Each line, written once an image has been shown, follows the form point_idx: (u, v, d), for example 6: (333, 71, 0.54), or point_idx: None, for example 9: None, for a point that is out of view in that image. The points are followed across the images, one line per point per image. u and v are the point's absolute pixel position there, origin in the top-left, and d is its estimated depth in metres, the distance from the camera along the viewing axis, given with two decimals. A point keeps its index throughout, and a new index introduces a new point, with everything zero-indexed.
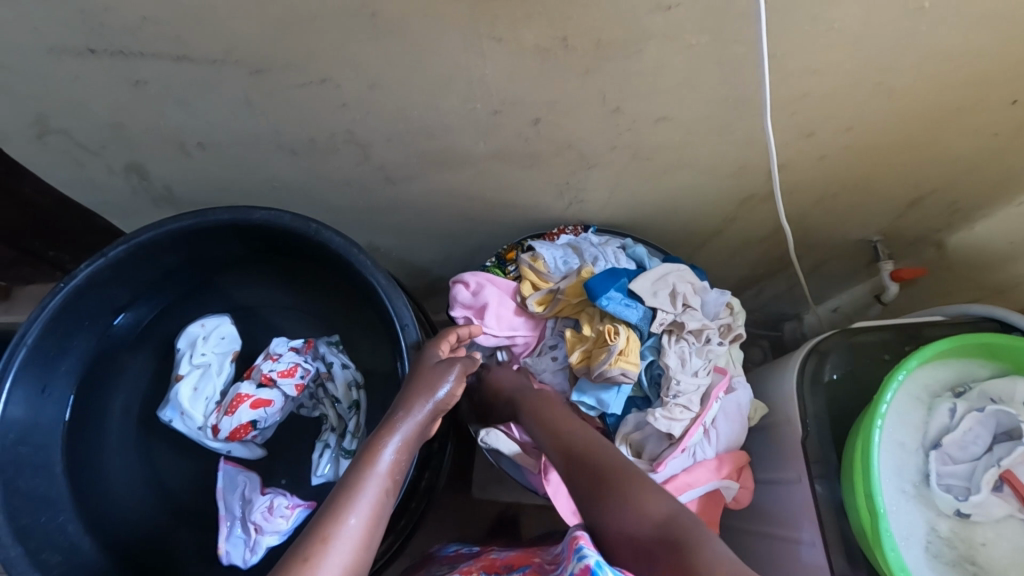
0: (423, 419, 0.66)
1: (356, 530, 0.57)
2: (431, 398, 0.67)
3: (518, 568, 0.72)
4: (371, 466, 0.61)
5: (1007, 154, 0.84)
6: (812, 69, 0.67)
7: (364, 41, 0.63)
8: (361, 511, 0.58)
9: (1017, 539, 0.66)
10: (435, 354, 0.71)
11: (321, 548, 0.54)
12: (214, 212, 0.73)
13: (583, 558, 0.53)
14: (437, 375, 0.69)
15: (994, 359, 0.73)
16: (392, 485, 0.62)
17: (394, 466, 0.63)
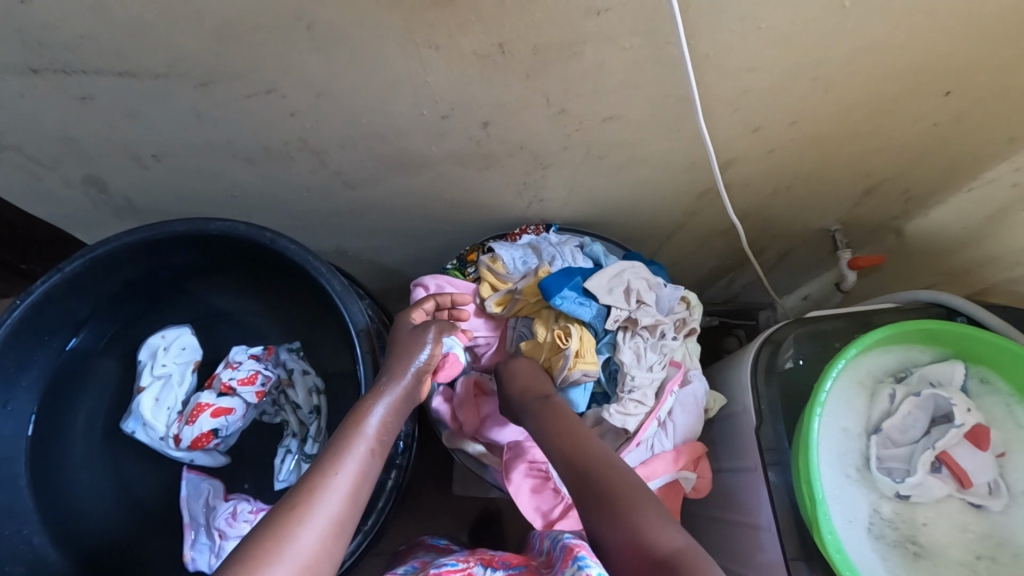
0: (408, 385, 0.69)
1: (346, 484, 0.58)
2: (413, 362, 0.70)
3: (515, 569, 0.66)
4: (358, 428, 0.63)
5: (954, 143, 0.85)
6: (749, 67, 0.68)
7: (305, 51, 0.63)
8: (350, 469, 0.59)
9: (954, 517, 0.68)
10: (408, 321, 0.76)
11: (308, 501, 0.56)
12: (172, 223, 0.73)
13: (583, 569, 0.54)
14: (414, 342, 0.72)
15: (935, 344, 0.75)
16: (379, 445, 0.63)
17: (382, 429, 0.64)
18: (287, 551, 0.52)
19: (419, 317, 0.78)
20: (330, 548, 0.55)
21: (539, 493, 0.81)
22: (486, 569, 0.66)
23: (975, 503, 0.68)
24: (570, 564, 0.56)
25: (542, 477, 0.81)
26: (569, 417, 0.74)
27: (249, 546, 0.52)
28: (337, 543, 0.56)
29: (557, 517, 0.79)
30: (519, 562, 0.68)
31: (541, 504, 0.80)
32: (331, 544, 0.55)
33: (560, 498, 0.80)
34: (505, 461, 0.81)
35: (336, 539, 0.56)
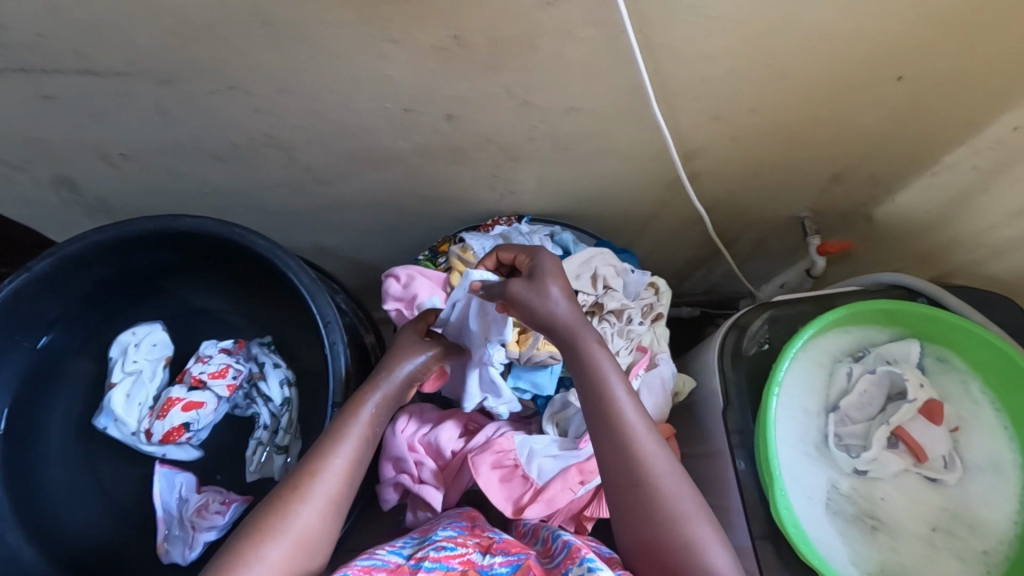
0: (401, 380, 0.73)
1: (340, 469, 0.65)
2: (407, 364, 0.73)
3: (514, 557, 0.62)
4: (355, 415, 0.68)
5: (914, 129, 0.86)
6: (702, 55, 0.70)
7: (263, 46, 0.64)
8: (345, 452, 0.65)
9: (911, 491, 0.70)
10: (413, 334, 0.77)
11: (306, 485, 0.63)
12: (139, 221, 0.74)
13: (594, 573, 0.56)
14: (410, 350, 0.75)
15: (892, 324, 0.76)
16: (373, 433, 0.69)
17: (375, 417, 0.69)
18: (285, 529, 0.60)
19: (424, 329, 0.78)
20: (324, 527, 0.62)
21: (508, 482, 0.80)
22: (483, 555, 0.62)
23: (931, 477, 0.70)
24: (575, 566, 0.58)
25: (510, 467, 0.80)
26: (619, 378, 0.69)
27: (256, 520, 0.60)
28: (332, 522, 0.63)
29: (527, 503, 0.78)
30: (520, 550, 0.63)
31: (511, 492, 0.79)
32: (327, 525, 0.62)
33: (530, 484, 0.79)
34: (471, 458, 0.81)
35: (331, 518, 0.63)
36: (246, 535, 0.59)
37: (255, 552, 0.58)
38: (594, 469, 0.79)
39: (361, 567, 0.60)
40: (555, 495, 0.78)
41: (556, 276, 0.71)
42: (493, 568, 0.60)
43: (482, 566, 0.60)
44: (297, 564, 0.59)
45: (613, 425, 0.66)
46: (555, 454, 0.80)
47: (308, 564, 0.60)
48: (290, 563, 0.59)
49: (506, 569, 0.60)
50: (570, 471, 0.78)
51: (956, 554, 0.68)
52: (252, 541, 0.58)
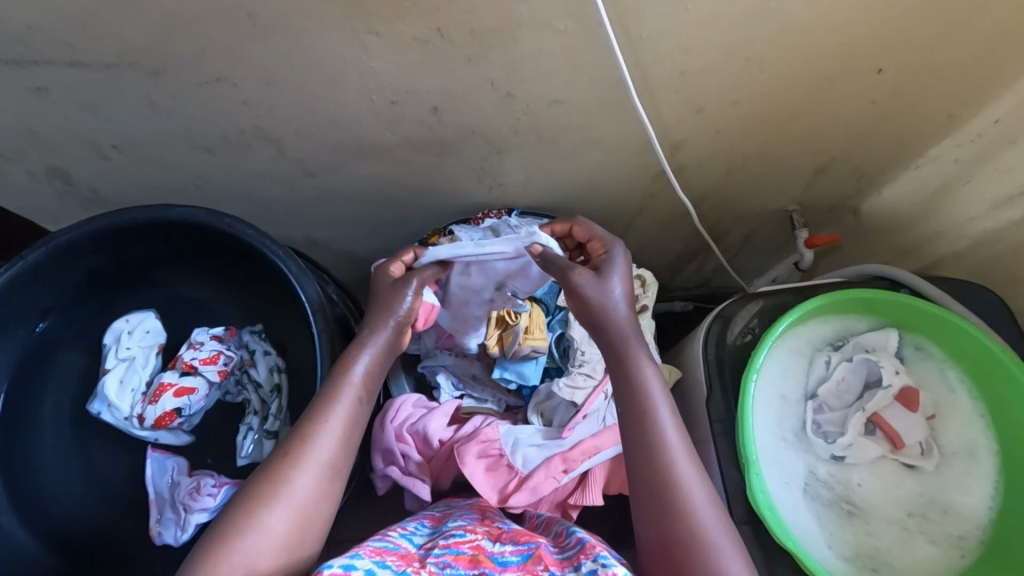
0: (390, 335, 0.72)
1: (335, 431, 0.65)
2: (392, 316, 0.72)
3: (524, 547, 0.61)
4: (346, 377, 0.68)
5: (895, 121, 0.87)
6: (681, 48, 0.71)
7: (248, 38, 0.66)
8: (339, 415, 0.66)
9: (887, 477, 0.72)
10: (387, 277, 0.76)
11: (301, 449, 0.63)
12: (130, 211, 0.76)
13: (609, 568, 0.55)
14: (392, 296, 0.74)
15: (871, 314, 0.77)
16: (365, 392, 0.69)
17: (367, 376, 0.69)
18: (285, 495, 0.60)
19: (398, 269, 0.77)
20: (323, 490, 0.63)
21: (494, 472, 0.81)
22: (493, 543, 0.62)
23: (907, 463, 0.72)
24: (588, 560, 0.58)
25: (495, 456, 0.82)
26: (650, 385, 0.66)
27: (256, 485, 0.61)
28: (332, 484, 0.64)
29: (512, 492, 0.79)
30: (529, 539, 0.63)
31: (497, 481, 0.80)
32: (324, 485, 0.63)
33: (514, 473, 0.80)
34: (458, 449, 0.82)
35: (330, 480, 0.64)
36: (245, 502, 0.60)
37: (257, 516, 0.59)
38: (577, 457, 0.80)
39: (373, 548, 0.59)
40: (539, 483, 0.79)
41: (620, 276, 0.72)
42: (504, 555, 0.59)
43: (493, 552, 0.59)
44: (300, 527, 0.60)
45: (641, 430, 0.64)
46: (539, 444, 0.82)
47: (309, 526, 0.61)
48: (293, 525, 0.60)
49: (516, 557, 0.59)
50: (553, 460, 0.80)
51: (930, 538, 0.69)
52: (251, 507, 0.59)
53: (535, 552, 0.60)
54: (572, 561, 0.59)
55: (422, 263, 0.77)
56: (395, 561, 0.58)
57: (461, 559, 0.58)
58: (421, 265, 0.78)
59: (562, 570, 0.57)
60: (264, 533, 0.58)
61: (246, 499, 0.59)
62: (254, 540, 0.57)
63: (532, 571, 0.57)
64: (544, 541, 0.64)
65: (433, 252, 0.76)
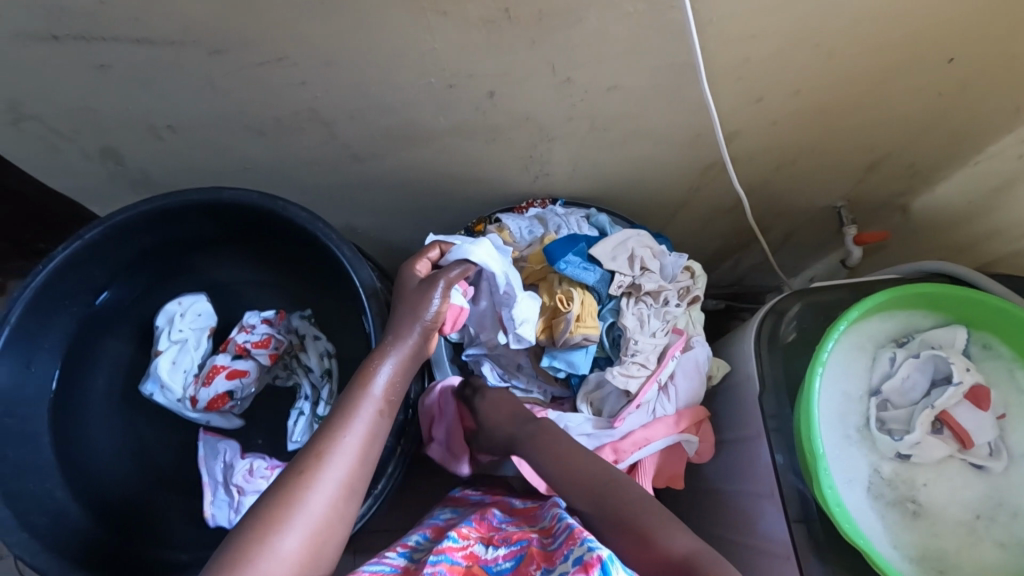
0: (415, 343, 0.70)
1: (352, 447, 0.62)
2: (418, 321, 0.70)
3: (517, 548, 0.61)
4: (366, 390, 0.66)
5: (959, 114, 0.85)
6: (751, 33, 0.69)
7: (314, 16, 0.65)
8: (357, 430, 0.63)
9: (954, 477, 0.69)
10: (412, 278, 0.72)
11: (318, 464, 0.60)
12: (185, 193, 0.75)
13: (593, 550, 0.52)
14: (420, 300, 0.70)
15: (937, 310, 0.75)
16: (386, 406, 0.67)
17: (387, 389, 0.67)
18: (299, 516, 0.57)
19: (424, 268, 0.74)
20: (339, 508, 0.60)
21: None
22: (486, 548, 0.61)
23: (976, 464, 0.69)
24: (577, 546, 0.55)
25: None
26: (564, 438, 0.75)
27: (268, 504, 0.57)
28: (347, 504, 0.61)
29: None
30: (521, 538, 0.63)
31: None
32: (341, 504, 0.60)
33: None
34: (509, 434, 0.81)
35: (346, 500, 0.61)
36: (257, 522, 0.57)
37: (271, 538, 0.55)
38: (628, 448, 0.80)
39: None
40: None
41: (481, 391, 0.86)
42: (498, 564, 0.59)
43: (486, 561, 0.59)
44: (314, 550, 0.57)
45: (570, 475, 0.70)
46: (588, 432, 0.81)
47: (325, 547, 0.58)
48: (306, 547, 0.57)
49: (510, 563, 0.59)
50: (604, 450, 0.80)
51: (999, 541, 0.67)
52: (264, 532, 0.55)
53: (529, 552, 0.59)
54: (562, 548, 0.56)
55: (450, 261, 0.74)
56: None
57: (455, 570, 0.57)
58: (447, 267, 0.73)
59: (553, 563, 0.55)
60: (278, 557, 0.54)
61: (255, 522, 0.55)
62: (269, 565, 0.54)
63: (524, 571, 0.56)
64: (539, 535, 0.63)
65: (461, 251, 0.74)
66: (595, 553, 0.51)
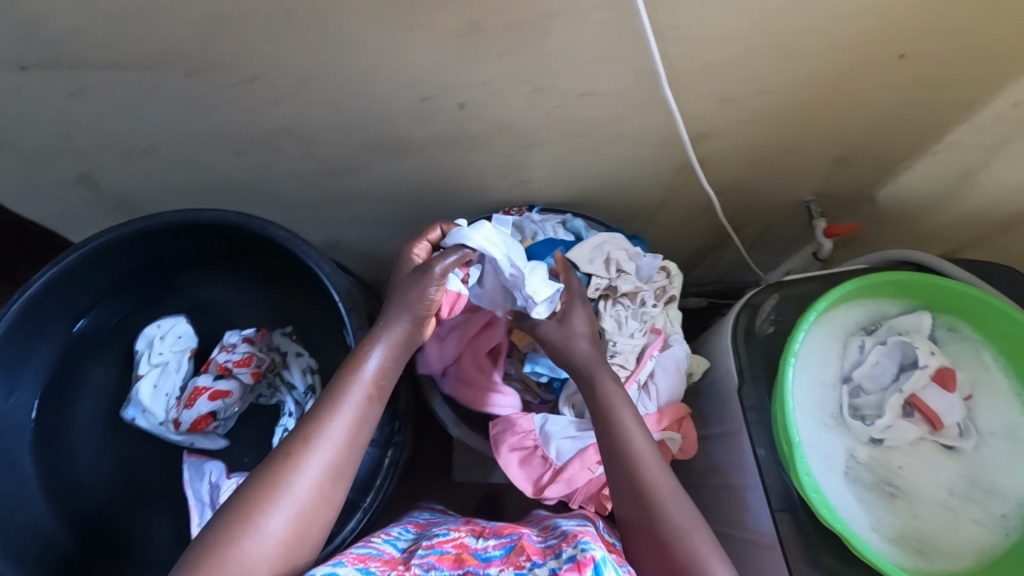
0: (407, 329, 0.70)
1: (339, 432, 0.63)
2: (412, 309, 0.71)
3: (507, 540, 0.61)
4: (356, 374, 0.66)
5: (918, 108, 0.88)
6: (712, 38, 0.71)
7: (284, 35, 0.66)
8: (344, 415, 0.64)
9: (928, 459, 0.71)
10: (408, 265, 0.74)
11: (304, 447, 0.61)
12: (164, 214, 0.75)
13: (587, 551, 0.55)
14: (416, 284, 0.71)
15: (902, 297, 0.78)
16: (376, 391, 0.67)
17: (379, 372, 0.68)
18: (284, 499, 0.58)
19: (422, 251, 0.76)
20: (325, 492, 0.61)
21: (527, 465, 0.82)
22: (477, 538, 0.62)
23: (947, 445, 0.71)
24: (571, 547, 0.57)
25: (529, 449, 0.82)
26: (618, 388, 0.72)
27: (252, 486, 0.59)
28: (334, 488, 0.62)
29: (547, 483, 0.81)
30: (512, 532, 0.63)
31: (531, 474, 0.82)
32: (327, 488, 0.61)
33: (548, 465, 0.81)
34: (494, 437, 0.84)
35: (333, 483, 0.62)
36: (243, 507, 0.58)
37: (256, 518, 0.57)
38: None
39: (357, 556, 0.60)
40: (574, 475, 0.79)
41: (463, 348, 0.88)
42: (488, 551, 0.59)
43: (476, 549, 0.60)
44: (299, 532, 0.59)
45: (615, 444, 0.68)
46: (573, 435, 0.82)
47: (308, 530, 0.59)
48: (291, 528, 0.58)
49: (500, 551, 0.59)
50: (588, 451, 0.80)
51: (973, 517, 0.69)
52: (248, 513, 0.57)
53: (518, 541, 0.60)
54: (554, 549, 0.59)
55: (449, 245, 0.75)
56: (379, 566, 0.58)
57: (444, 558, 0.58)
58: (444, 252, 0.74)
59: (543, 558, 0.57)
60: (263, 537, 0.56)
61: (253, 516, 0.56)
62: (254, 544, 0.56)
63: (515, 562, 0.57)
64: (529, 532, 0.64)
65: (461, 235, 0.75)
66: (589, 554, 0.54)
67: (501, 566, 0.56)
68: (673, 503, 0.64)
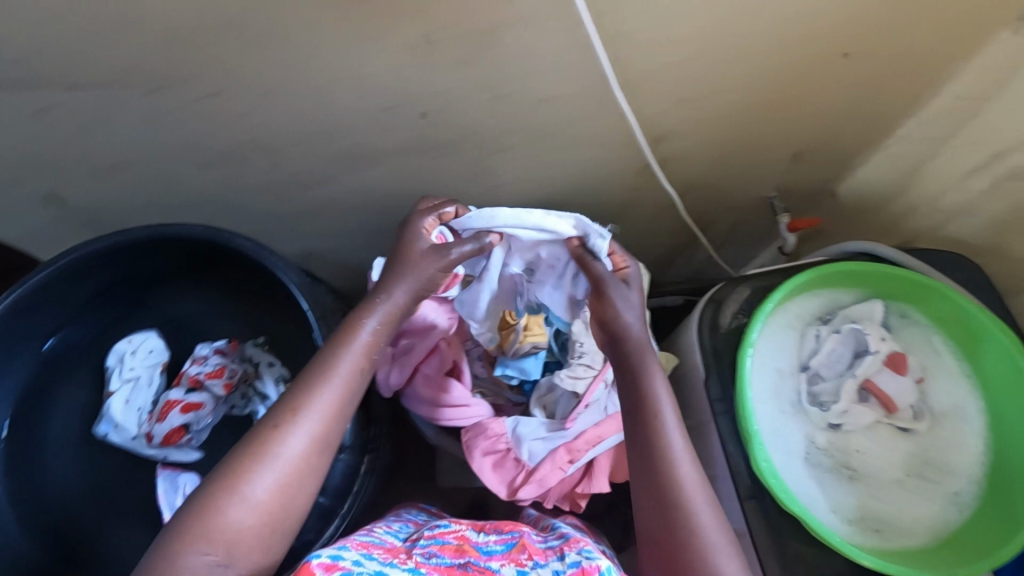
0: (403, 302, 0.70)
1: (326, 404, 0.64)
2: (414, 276, 0.70)
3: (508, 536, 0.62)
4: (348, 344, 0.67)
5: (867, 104, 0.91)
6: (660, 42, 0.74)
7: (242, 50, 0.67)
8: (333, 388, 0.65)
9: (883, 441, 0.74)
10: (423, 240, 0.72)
11: (292, 420, 0.63)
12: (133, 229, 0.76)
13: (594, 560, 0.57)
14: (420, 260, 0.71)
15: (855, 286, 0.80)
16: (367, 362, 0.68)
17: (371, 343, 0.68)
18: (270, 465, 0.60)
19: (432, 223, 0.73)
20: (311, 464, 0.62)
21: (501, 468, 0.84)
22: (478, 533, 0.63)
23: (902, 427, 0.74)
24: (574, 552, 0.59)
25: (501, 452, 0.84)
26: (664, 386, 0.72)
27: (239, 456, 0.60)
28: (319, 458, 0.63)
29: (520, 485, 0.82)
30: (513, 528, 0.64)
31: (505, 476, 0.83)
32: (313, 458, 0.62)
33: (521, 467, 0.83)
34: (466, 442, 0.85)
35: (319, 454, 0.63)
36: (225, 475, 0.60)
37: (241, 486, 0.59)
38: (580, 448, 0.83)
39: (360, 541, 0.61)
40: (546, 475, 0.82)
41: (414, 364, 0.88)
42: (489, 545, 0.61)
43: (477, 542, 0.61)
44: (283, 500, 0.60)
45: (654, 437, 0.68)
46: (543, 436, 0.83)
47: (293, 499, 0.61)
48: (275, 496, 0.60)
49: (500, 547, 0.61)
50: (558, 452, 0.82)
51: (928, 496, 0.73)
52: (233, 482, 0.59)
53: (519, 540, 0.61)
54: (555, 550, 0.60)
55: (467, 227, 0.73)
56: (381, 553, 0.60)
57: (446, 548, 0.60)
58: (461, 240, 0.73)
59: (545, 558, 0.58)
60: (248, 504, 0.58)
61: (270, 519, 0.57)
62: (239, 510, 0.58)
63: (515, 559, 0.58)
64: (528, 530, 0.65)
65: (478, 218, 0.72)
66: (594, 563, 0.56)
67: (502, 562, 0.58)
68: (699, 503, 0.65)
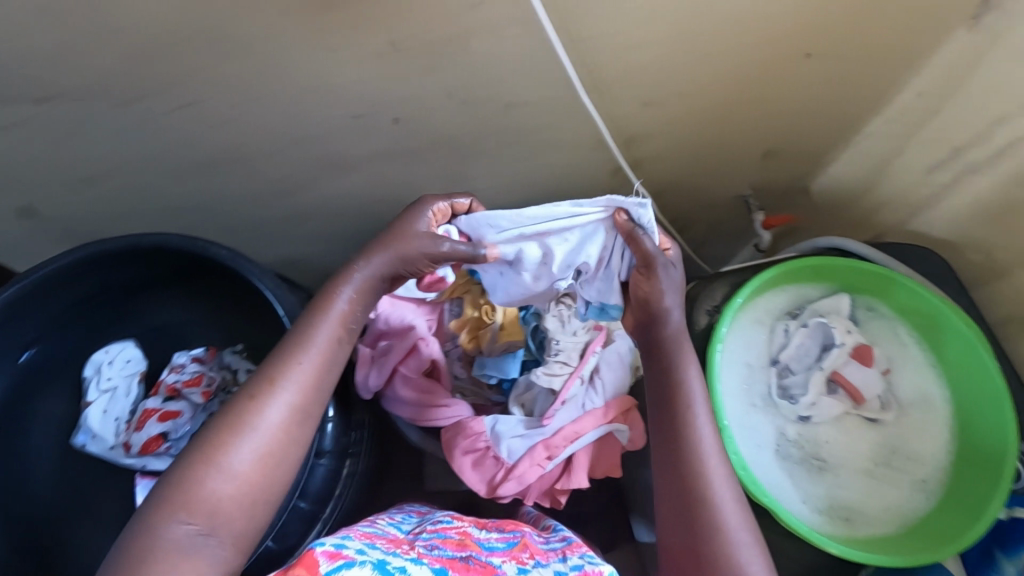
0: (382, 271, 0.69)
1: (303, 374, 0.65)
2: (401, 245, 0.69)
3: (509, 535, 0.64)
4: (326, 312, 0.67)
5: (832, 103, 0.93)
6: (625, 46, 0.75)
7: (209, 61, 0.68)
8: (312, 358, 0.65)
9: (851, 432, 0.77)
10: (423, 223, 0.71)
11: (270, 392, 0.63)
12: (108, 240, 0.76)
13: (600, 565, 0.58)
14: (406, 234, 0.69)
15: (822, 281, 0.82)
16: (345, 331, 0.68)
17: (350, 312, 0.69)
18: (251, 435, 0.60)
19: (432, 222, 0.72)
20: (293, 435, 0.63)
21: (480, 466, 0.84)
22: (480, 530, 0.65)
23: (870, 418, 0.77)
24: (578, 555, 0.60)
25: (480, 450, 0.84)
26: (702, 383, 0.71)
27: (218, 430, 0.60)
28: (301, 428, 0.64)
29: (500, 482, 0.83)
30: (515, 528, 0.66)
31: (484, 474, 0.84)
32: (293, 428, 0.63)
33: (500, 465, 0.83)
34: (445, 442, 0.85)
35: (300, 424, 0.64)
36: (204, 449, 0.59)
37: (220, 458, 0.59)
38: (559, 444, 0.84)
39: (363, 531, 0.62)
40: (525, 472, 0.82)
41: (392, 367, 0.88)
42: (490, 541, 0.62)
43: (480, 538, 0.63)
44: (265, 470, 0.61)
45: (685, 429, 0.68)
46: (521, 434, 0.84)
47: (274, 470, 0.61)
48: (256, 466, 0.60)
49: (502, 544, 0.62)
50: (537, 448, 0.83)
51: (897, 483, 0.75)
52: (212, 454, 0.58)
53: (524, 541, 0.63)
54: (557, 553, 0.62)
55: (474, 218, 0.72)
56: (385, 543, 0.60)
57: (449, 541, 0.61)
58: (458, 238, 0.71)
59: (546, 559, 0.60)
60: (229, 474, 0.59)
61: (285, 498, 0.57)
62: (220, 480, 0.58)
63: (517, 557, 0.59)
64: (529, 530, 0.67)
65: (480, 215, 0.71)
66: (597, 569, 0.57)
67: (503, 557, 0.59)
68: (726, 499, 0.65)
